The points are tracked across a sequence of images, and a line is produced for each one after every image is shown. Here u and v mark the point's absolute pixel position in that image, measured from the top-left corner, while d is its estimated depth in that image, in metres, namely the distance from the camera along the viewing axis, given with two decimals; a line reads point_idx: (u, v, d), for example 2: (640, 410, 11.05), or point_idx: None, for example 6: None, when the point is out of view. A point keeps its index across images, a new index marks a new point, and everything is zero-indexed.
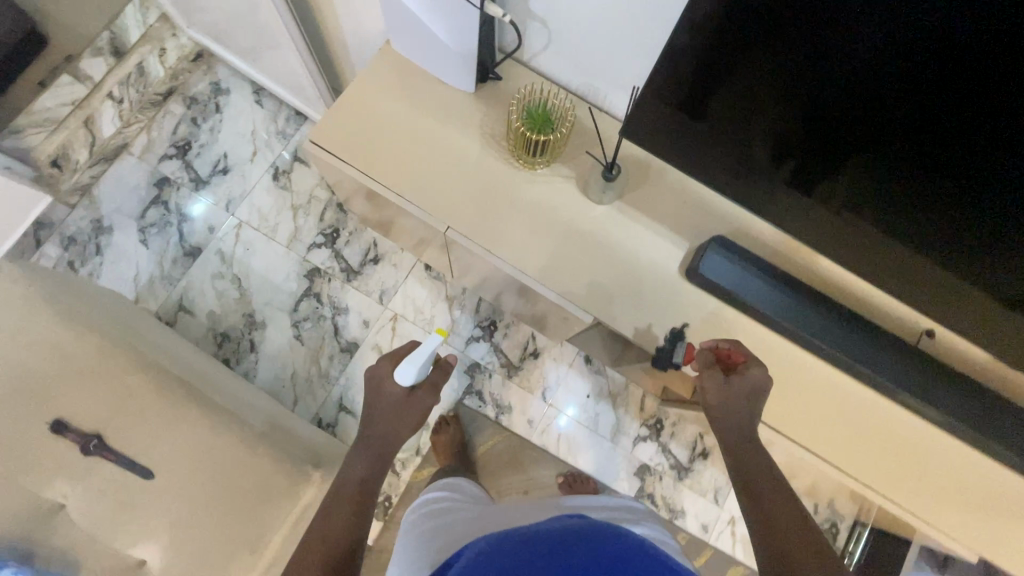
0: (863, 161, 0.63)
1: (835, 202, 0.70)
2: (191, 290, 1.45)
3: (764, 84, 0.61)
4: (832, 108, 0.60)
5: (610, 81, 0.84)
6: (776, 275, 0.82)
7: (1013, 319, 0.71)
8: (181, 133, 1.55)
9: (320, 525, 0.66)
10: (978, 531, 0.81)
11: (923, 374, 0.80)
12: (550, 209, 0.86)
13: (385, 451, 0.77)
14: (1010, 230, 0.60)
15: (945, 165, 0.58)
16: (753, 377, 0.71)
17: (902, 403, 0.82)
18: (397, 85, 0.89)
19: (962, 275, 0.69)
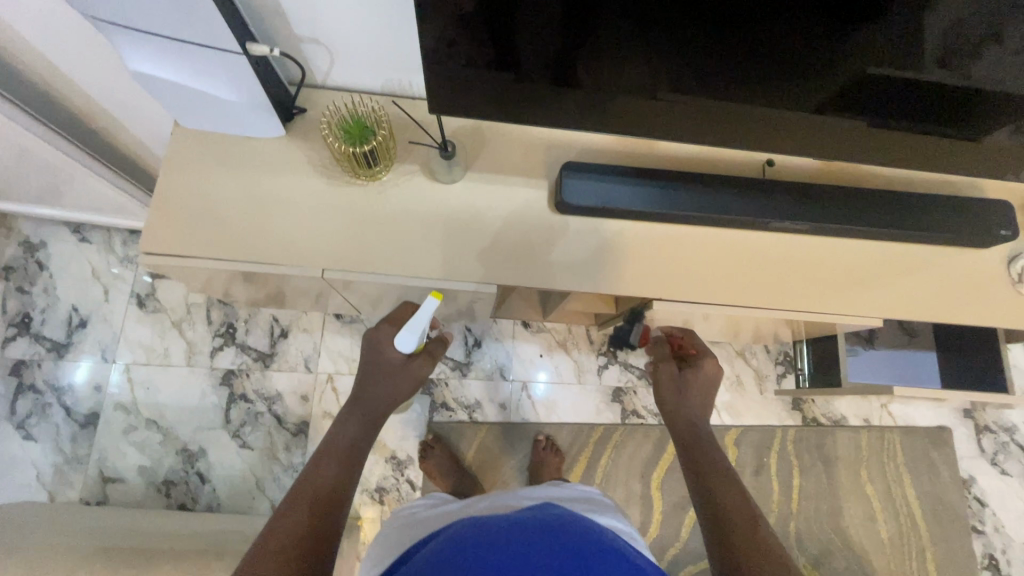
0: (672, 49, 0.69)
1: (666, 96, 0.77)
2: (109, 457, 1.32)
3: (542, 16, 0.65)
4: (606, 14, 0.65)
5: (408, 70, 0.85)
6: (631, 173, 0.88)
7: (821, 121, 0.81)
8: (13, 310, 1.38)
9: (313, 471, 0.76)
10: (876, 301, 0.93)
11: (780, 197, 0.90)
12: (413, 208, 0.86)
13: (373, 417, 0.88)
14: (786, 51, 0.70)
15: (713, 21, 0.66)
16: (705, 368, 0.90)
17: (777, 230, 0.91)
18: (207, 159, 0.85)
19: (771, 104, 0.78)
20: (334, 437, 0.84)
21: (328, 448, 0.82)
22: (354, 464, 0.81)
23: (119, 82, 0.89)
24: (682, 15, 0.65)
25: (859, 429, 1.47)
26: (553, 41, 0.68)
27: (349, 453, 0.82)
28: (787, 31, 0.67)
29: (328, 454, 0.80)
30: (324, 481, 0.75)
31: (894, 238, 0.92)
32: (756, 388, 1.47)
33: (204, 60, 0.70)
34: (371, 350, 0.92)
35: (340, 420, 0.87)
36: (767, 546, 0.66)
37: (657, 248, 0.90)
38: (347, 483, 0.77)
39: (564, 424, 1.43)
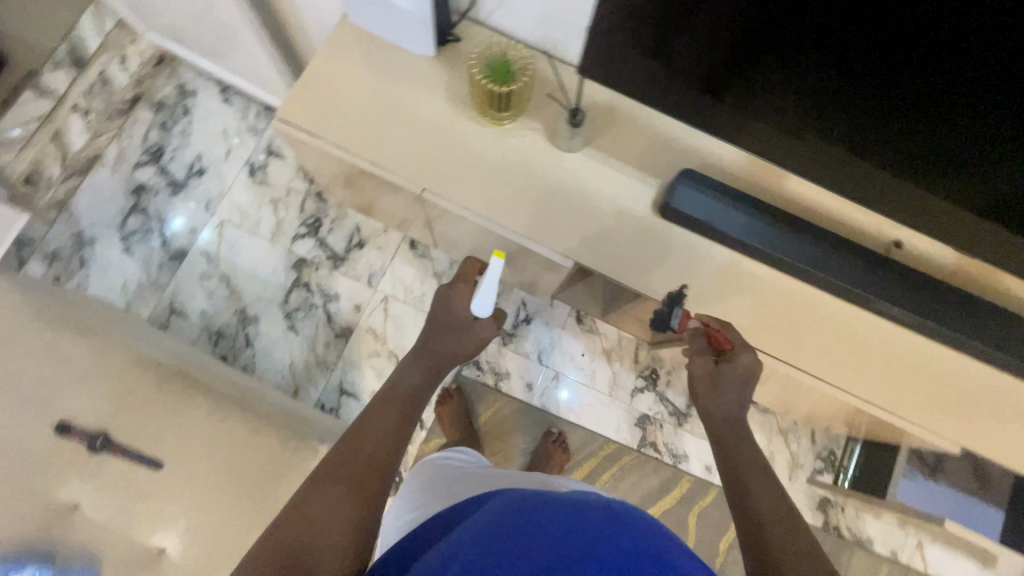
0: (826, 76, 0.64)
1: (779, 108, 0.71)
2: (181, 293, 1.45)
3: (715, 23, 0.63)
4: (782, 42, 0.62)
5: (568, 32, 0.85)
6: (747, 202, 0.84)
7: (978, 221, 0.73)
8: (152, 140, 1.55)
9: (375, 414, 0.81)
10: (961, 426, 0.84)
11: (898, 280, 0.82)
12: (521, 162, 0.87)
13: (434, 367, 0.92)
14: (965, 136, 0.64)
15: (893, 81, 0.61)
16: (745, 362, 0.77)
17: (882, 313, 0.84)
18: (357, 56, 0.90)
19: (927, 186, 0.72)
20: (398, 383, 0.89)
21: (390, 393, 0.86)
22: (412, 412, 0.85)
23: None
24: (854, 43, 0.59)
25: (882, 558, 1.34)
26: (683, 8, 0.63)
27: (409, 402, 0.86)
28: (973, 115, 0.61)
29: (389, 400, 0.85)
30: (383, 428, 0.79)
31: (1010, 370, 0.83)
32: (787, 472, 1.38)
33: None
34: (443, 306, 0.95)
35: (405, 368, 0.92)
36: (805, 552, 0.60)
37: (743, 285, 0.86)
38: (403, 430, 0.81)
39: (580, 428, 1.42)
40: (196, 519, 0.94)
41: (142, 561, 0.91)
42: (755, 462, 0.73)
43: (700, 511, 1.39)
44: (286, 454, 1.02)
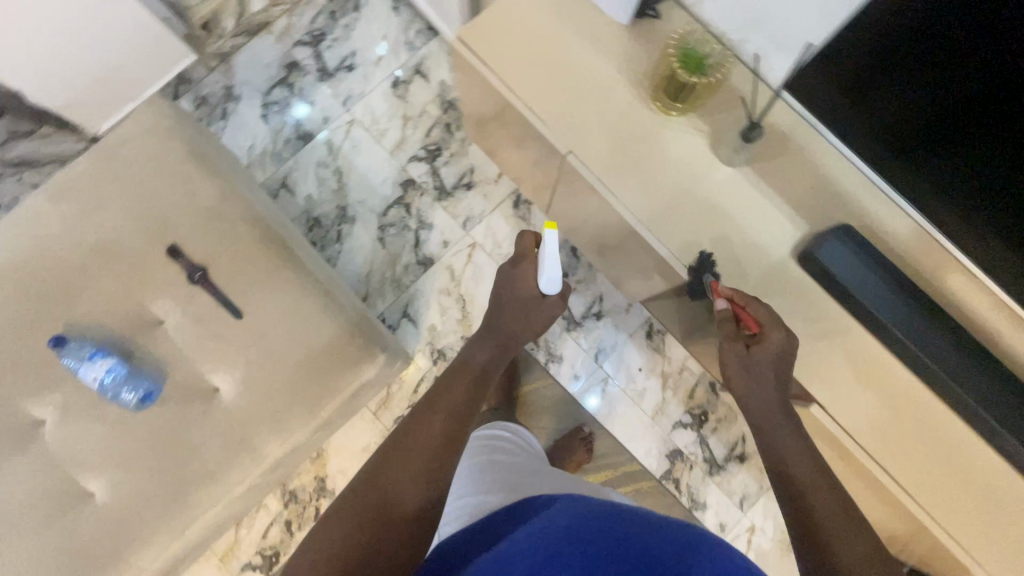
0: (1009, 179, 0.64)
1: (916, 156, 0.71)
2: (296, 172, 1.53)
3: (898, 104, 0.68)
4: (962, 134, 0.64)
5: (774, 44, 0.81)
6: (897, 279, 0.78)
7: None
8: (317, 24, 1.61)
9: (445, 388, 0.85)
10: None
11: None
12: (674, 159, 0.84)
13: (501, 345, 0.96)
14: None
15: None
16: (775, 343, 0.72)
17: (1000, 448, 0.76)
18: (551, 1, 0.88)
19: None
20: (466, 360, 0.92)
21: (457, 369, 0.90)
22: (480, 384, 0.88)
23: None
24: None
25: None
26: (873, 83, 0.68)
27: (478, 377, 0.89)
28: None
29: (457, 375, 0.88)
30: (453, 403, 0.81)
31: None
32: None
33: None
34: (507, 285, 0.96)
35: (472, 345, 0.96)
36: (864, 548, 0.57)
37: (851, 363, 0.82)
38: (472, 403, 0.83)
39: (611, 436, 1.40)
40: (253, 376, 0.99)
41: (198, 393, 0.99)
42: (802, 456, 0.68)
43: None
44: (348, 350, 1.01)
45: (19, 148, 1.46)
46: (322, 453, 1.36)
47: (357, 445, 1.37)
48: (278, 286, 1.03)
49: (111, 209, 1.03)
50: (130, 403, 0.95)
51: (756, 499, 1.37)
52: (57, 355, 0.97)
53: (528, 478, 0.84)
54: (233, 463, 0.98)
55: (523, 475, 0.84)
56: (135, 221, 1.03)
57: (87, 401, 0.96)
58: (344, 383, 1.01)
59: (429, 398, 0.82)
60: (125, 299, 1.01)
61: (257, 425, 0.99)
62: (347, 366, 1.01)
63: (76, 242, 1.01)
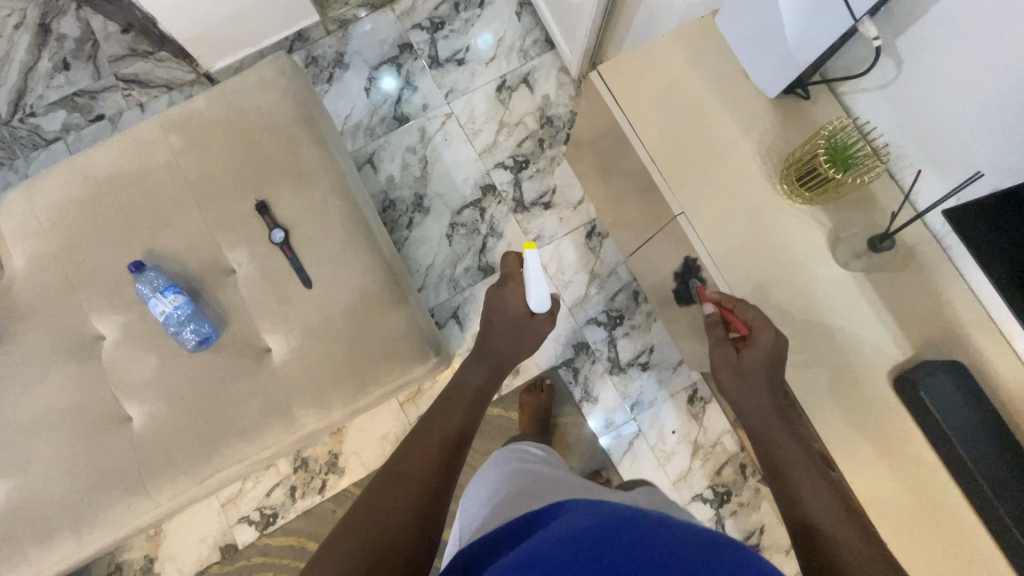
0: None
1: None
2: (384, 151, 1.54)
3: None
4: None
5: (928, 156, 0.76)
6: (999, 434, 0.72)
7: None
8: (440, 12, 1.63)
9: (439, 414, 0.85)
10: None
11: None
12: (788, 246, 0.81)
13: (497, 367, 0.99)
14: None
15: None
16: (762, 342, 0.75)
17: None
18: (699, 56, 0.86)
19: None
20: (462, 385, 0.94)
21: (452, 395, 0.91)
22: (475, 407, 0.90)
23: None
24: None
25: None
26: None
27: (474, 402, 0.91)
28: None
29: (453, 400, 0.90)
30: (448, 427, 0.82)
31: None
32: None
33: None
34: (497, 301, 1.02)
35: (465, 370, 0.98)
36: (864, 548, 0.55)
37: (919, 502, 0.76)
38: (465, 424, 0.85)
39: None
40: (306, 346, 1.00)
41: (251, 348, 1.00)
42: (803, 462, 0.68)
43: None
44: (402, 345, 1.00)
45: (135, 66, 1.55)
46: (342, 428, 1.37)
47: (377, 431, 1.37)
48: (350, 266, 1.03)
49: (214, 152, 1.05)
50: (188, 343, 0.98)
51: None
52: (133, 279, 1.00)
53: (553, 487, 0.77)
54: (264, 426, 0.98)
55: (537, 484, 0.77)
56: (234, 168, 1.05)
57: (150, 329, 0.99)
58: (390, 376, 1.00)
59: (424, 425, 0.83)
60: (208, 241, 1.03)
61: (297, 395, 0.98)
62: (397, 360, 1.00)
63: (176, 175, 1.04)
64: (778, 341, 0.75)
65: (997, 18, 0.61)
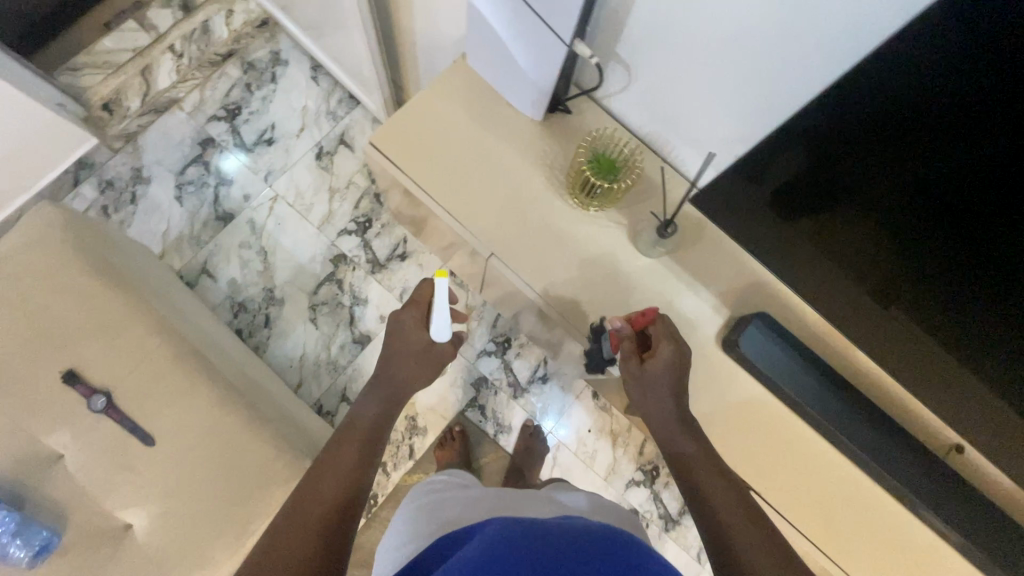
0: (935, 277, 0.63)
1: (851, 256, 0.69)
2: (217, 256, 1.45)
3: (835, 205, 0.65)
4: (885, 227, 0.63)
5: (683, 139, 0.83)
6: (814, 363, 0.81)
7: None
8: (232, 97, 1.55)
9: (327, 462, 0.71)
10: None
11: (953, 497, 0.76)
12: (596, 253, 0.85)
13: (394, 397, 0.83)
14: None
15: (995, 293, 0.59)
16: (664, 354, 0.74)
17: (920, 517, 0.79)
18: (465, 101, 0.88)
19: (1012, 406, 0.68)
20: (353, 420, 0.79)
21: (343, 434, 0.76)
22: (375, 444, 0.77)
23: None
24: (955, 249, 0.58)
25: None
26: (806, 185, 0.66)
27: (369, 437, 0.76)
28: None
29: (344, 440, 0.75)
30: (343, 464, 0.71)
31: None
32: None
33: (531, 26, 0.71)
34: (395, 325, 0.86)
35: (356, 405, 0.82)
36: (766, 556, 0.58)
37: (778, 445, 0.82)
38: (362, 471, 0.71)
39: None
40: (169, 508, 0.90)
41: (106, 535, 0.89)
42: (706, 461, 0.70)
43: None
44: (276, 466, 0.94)
45: None
46: None
47: None
48: (194, 405, 0.95)
49: None
50: (22, 561, 0.84)
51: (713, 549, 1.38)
52: None
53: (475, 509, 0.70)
54: None
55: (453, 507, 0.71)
56: (24, 346, 0.93)
57: None
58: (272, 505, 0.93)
59: (312, 477, 0.69)
60: (15, 437, 0.90)
61: (174, 565, 0.89)
62: (274, 485, 0.93)
63: None
64: (678, 351, 0.75)
65: (682, 18, 0.67)
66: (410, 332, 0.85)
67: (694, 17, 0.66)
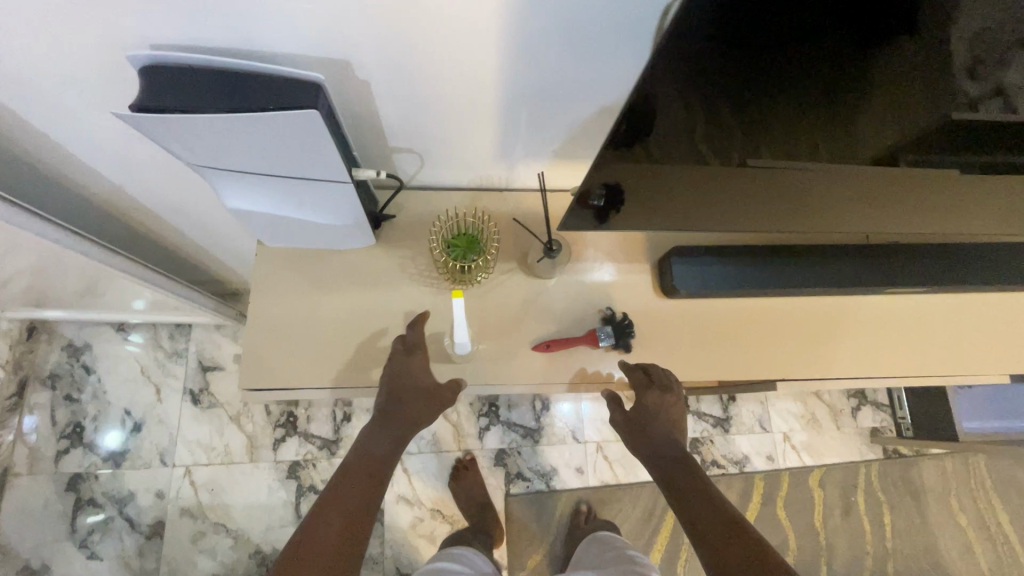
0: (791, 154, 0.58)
1: (715, 146, 0.56)
2: (180, 569, 1.25)
3: (719, 105, 0.50)
4: (774, 116, 0.51)
5: (503, 166, 0.81)
6: (742, 250, 0.84)
7: (915, 226, 0.79)
8: (62, 420, 1.32)
9: (334, 497, 0.68)
10: (1005, 359, 0.87)
11: (897, 258, 0.86)
12: (516, 309, 0.81)
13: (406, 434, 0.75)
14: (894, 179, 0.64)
15: (846, 147, 0.57)
16: (647, 404, 0.78)
17: (897, 294, 0.87)
18: (295, 277, 0.79)
19: (882, 224, 0.78)
20: (365, 453, 0.72)
21: (355, 472, 0.71)
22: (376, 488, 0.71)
23: (182, 187, 0.82)
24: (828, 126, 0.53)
25: (942, 457, 1.45)
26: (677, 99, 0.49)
27: (375, 472, 0.71)
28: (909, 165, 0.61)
29: (356, 477, 0.70)
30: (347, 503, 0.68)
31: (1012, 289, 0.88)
32: (832, 425, 1.46)
33: (305, 187, 0.64)
34: (399, 375, 0.72)
35: (366, 435, 0.74)
36: None
37: (764, 328, 0.85)
38: (367, 510, 0.69)
39: (644, 484, 1.37)
40: None
41: None
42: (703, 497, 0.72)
43: (789, 504, 1.39)
44: None
45: None
46: None
47: None
48: None
49: None
50: None
51: (769, 415, 1.46)
52: None
53: None
54: None
55: None
56: None
57: None
58: None
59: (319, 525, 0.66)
60: None
61: None
62: None
63: None
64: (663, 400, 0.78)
65: (430, 92, 0.63)
66: (414, 368, 0.72)
67: (438, 88, 0.62)
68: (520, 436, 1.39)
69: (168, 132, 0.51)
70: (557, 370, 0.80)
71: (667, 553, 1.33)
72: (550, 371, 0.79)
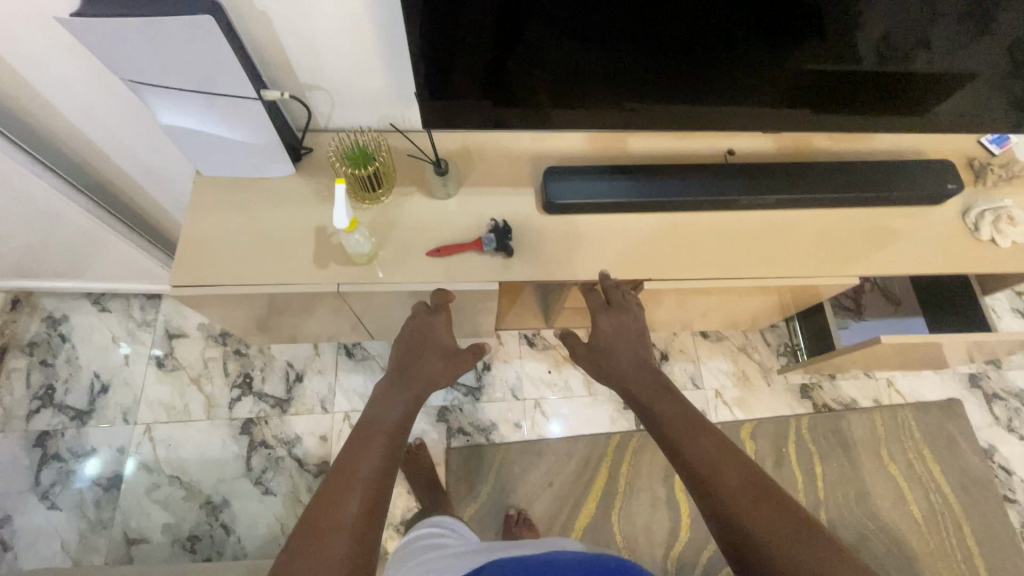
0: (690, 85, 0.87)
1: (633, 61, 0.82)
2: (134, 519, 1.31)
3: (652, 27, 0.77)
4: (685, 41, 0.79)
5: (402, 106, 0.95)
6: (611, 172, 0.97)
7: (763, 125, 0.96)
8: (36, 383, 1.43)
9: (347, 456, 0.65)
10: (860, 267, 0.97)
11: (752, 178, 0.98)
12: (413, 224, 0.93)
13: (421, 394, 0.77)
14: (750, 115, 0.93)
15: (728, 82, 0.86)
16: (604, 326, 0.87)
17: (755, 209, 0.99)
18: (223, 200, 0.92)
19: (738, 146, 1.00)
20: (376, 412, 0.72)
21: (368, 433, 0.69)
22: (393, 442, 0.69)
23: (134, 125, 0.98)
24: (722, 63, 0.83)
25: (871, 411, 1.50)
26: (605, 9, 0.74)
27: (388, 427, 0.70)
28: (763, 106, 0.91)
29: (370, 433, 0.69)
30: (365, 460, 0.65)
31: (858, 206, 0.99)
32: (761, 381, 1.53)
33: (219, 101, 0.79)
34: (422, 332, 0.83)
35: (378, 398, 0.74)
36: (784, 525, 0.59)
37: (637, 241, 0.97)
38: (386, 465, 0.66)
39: (580, 437, 1.44)
40: None
41: None
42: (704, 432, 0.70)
43: None
44: None
45: None
46: None
47: None
48: None
49: None
50: None
51: (701, 372, 1.53)
52: None
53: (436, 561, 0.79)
54: None
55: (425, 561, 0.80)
56: None
57: None
58: None
59: (336, 485, 0.62)
60: None
61: None
62: None
63: None
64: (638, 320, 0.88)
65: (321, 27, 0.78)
66: (440, 330, 0.85)
67: (326, 22, 0.78)
68: (461, 394, 1.47)
69: (98, 41, 0.68)
70: (448, 273, 0.91)
71: (601, 503, 1.37)
72: (442, 274, 0.91)
